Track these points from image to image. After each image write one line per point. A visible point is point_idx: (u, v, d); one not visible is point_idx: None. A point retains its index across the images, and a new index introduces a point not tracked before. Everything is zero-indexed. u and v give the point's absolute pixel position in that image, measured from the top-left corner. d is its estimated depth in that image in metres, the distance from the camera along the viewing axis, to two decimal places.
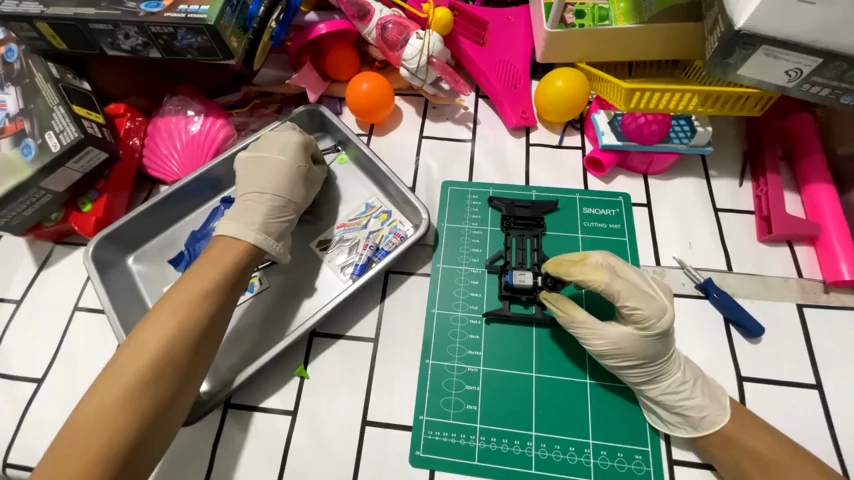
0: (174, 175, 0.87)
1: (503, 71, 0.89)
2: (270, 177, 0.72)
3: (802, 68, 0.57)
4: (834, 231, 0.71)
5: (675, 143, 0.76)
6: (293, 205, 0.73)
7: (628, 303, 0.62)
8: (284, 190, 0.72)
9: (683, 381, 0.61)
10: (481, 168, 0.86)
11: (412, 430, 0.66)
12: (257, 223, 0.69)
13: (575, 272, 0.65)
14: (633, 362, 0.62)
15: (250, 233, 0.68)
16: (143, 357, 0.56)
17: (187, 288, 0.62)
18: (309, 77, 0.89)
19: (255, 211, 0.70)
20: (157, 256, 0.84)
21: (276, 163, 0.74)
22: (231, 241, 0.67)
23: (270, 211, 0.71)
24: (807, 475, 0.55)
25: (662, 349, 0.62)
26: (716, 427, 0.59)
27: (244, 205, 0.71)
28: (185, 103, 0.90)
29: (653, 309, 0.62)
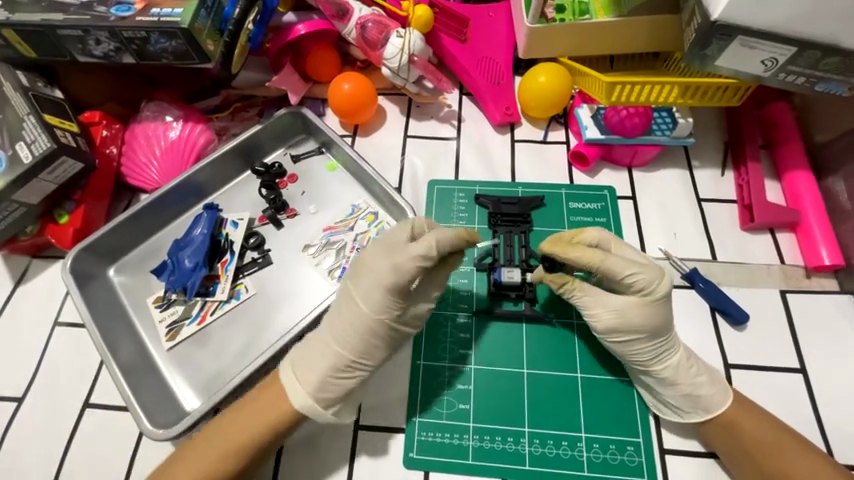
0: (153, 183, 0.86)
1: (485, 68, 0.89)
2: (352, 314, 0.61)
3: (778, 57, 0.58)
4: (814, 217, 0.72)
5: (657, 135, 0.77)
6: (371, 347, 0.61)
7: (628, 273, 0.61)
8: (347, 352, 0.61)
9: (688, 358, 0.62)
10: (467, 165, 0.86)
11: (404, 432, 0.65)
12: (347, 323, 0.61)
13: (571, 251, 0.63)
14: (639, 336, 0.61)
15: (335, 349, 0.60)
16: (231, 442, 0.59)
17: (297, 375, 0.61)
18: (290, 79, 0.88)
19: (345, 314, 0.62)
20: (139, 266, 0.82)
21: (384, 277, 0.59)
22: (310, 364, 0.61)
23: (355, 321, 0.61)
24: (803, 457, 0.56)
25: (665, 318, 0.62)
26: (722, 409, 0.60)
27: (310, 350, 0.62)
28: (162, 108, 0.88)
29: (651, 274, 0.61)
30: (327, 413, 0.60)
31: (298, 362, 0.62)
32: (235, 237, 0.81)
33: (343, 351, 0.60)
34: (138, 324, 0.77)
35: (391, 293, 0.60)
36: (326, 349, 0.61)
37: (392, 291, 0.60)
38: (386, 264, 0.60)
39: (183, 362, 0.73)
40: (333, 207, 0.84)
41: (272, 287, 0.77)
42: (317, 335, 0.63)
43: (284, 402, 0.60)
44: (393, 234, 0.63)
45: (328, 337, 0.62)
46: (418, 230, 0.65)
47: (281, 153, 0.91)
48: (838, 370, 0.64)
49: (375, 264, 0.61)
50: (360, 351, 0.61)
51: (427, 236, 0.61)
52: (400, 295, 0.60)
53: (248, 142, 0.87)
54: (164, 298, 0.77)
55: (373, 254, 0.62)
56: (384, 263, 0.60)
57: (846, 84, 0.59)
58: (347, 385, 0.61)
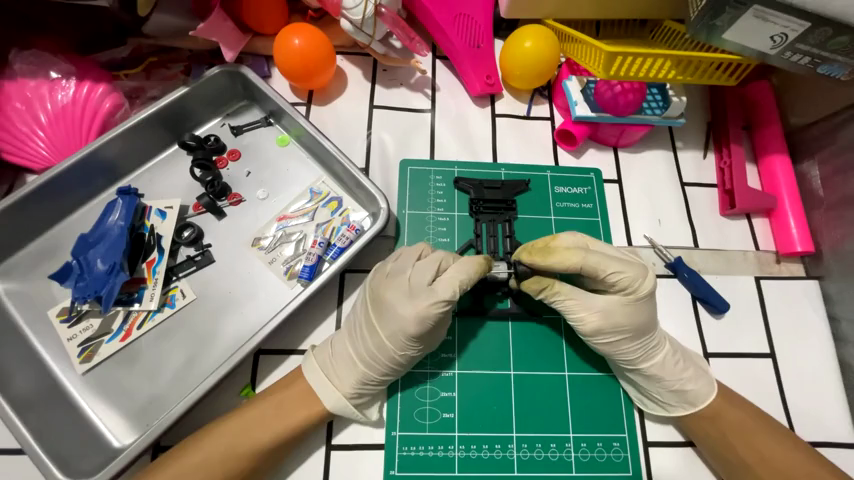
0: (42, 161, 0.66)
1: (463, 27, 0.76)
2: (372, 336, 0.58)
3: (789, 33, 0.53)
4: (789, 202, 0.72)
5: (648, 114, 0.71)
6: (392, 376, 0.59)
7: (610, 272, 0.59)
8: (370, 362, 0.58)
9: (674, 353, 0.61)
10: (444, 143, 0.75)
11: (384, 448, 0.59)
12: (362, 352, 0.58)
13: (551, 257, 0.59)
14: (625, 337, 0.59)
15: (356, 371, 0.58)
16: (242, 444, 0.53)
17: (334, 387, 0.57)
18: (221, 29, 0.69)
19: (362, 341, 0.58)
20: (31, 270, 0.64)
21: (407, 322, 0.56)
22: (335, 374, 0.58)
23: (372, 356, 0.57)
24: (779, 440, 0.57)
25: (650, 314, 0.60)
26: (707, 402, 0.60)
27: (337, 358, 0.59)
28: (45, 61, 0.67)
29: (634, 271, 0.59)
30: (362, 418, 0.58)
31: (327, 365, 0.59)
32: (163, 230, 0.65)
33: (365, 375, 0.58)
34: (38, 343, 0.61)
35: (412, 337, 0.56)
36: (348, 361, 0.58)
37: (412, 337, 0.56)
38: (409, 310, 0.56)
39: (104, 388, 0.59)
40: (288, 192, 0.70)
41: (216, 291, 0.64)
42: (338, 342, 0.60)
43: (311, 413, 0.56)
44: (421, 265, 0.59)
45: (352, 348, 0.59)
46: (444, 265, 0.60)
47: (218, 123, 0.74)
48: (802, 353, 0.67)
49: (397, 302, 0.57)
50: (382, 379, 0.59)
51: (461, 271, 0.59)
52: (420, 339, 0.57)
53: (173, 108, 0.69)
54: (72, 310, 0.62)
55: (394, 290, 0.58)
56: (407, 306, 0.57)
57: (847, 67, 0.56)
58: (371, 396, 0.59)
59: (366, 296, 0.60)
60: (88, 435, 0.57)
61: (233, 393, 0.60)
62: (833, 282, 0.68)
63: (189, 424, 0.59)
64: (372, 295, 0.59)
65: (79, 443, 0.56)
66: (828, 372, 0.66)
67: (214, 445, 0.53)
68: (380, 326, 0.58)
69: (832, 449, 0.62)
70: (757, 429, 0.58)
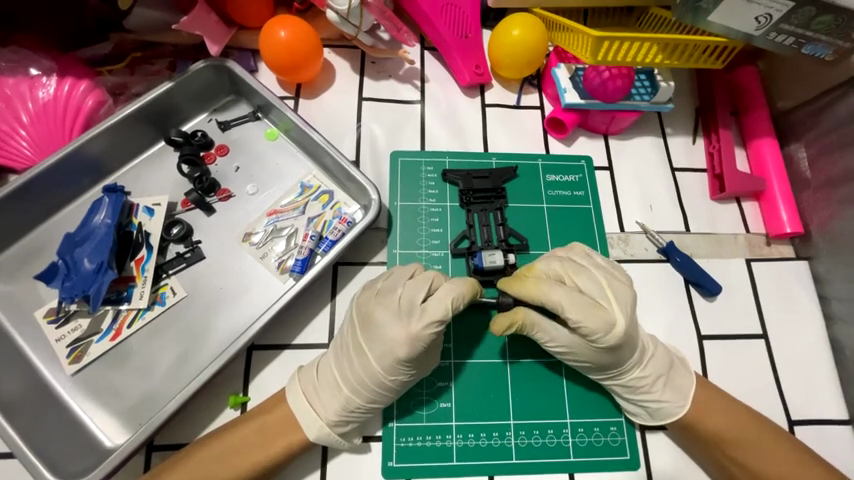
0: (24, 160, 0.65)
1: (451, 17, 0.76)
2: (360, 359, 0.56)
3: (773, 14, 0.54)
4: (778, 184, 0.72)
5: (637, 100, 0.71)
6: (381, 402, 0.57)
7: (569, 317, 0.56)
8: (356, 387, 0.56)
9: (643, 375, 0.59)
10: (434, 134, 0.75)
11: (381, 440, 0.59)
12: (348, 375, 0.56)
13: (514, 285, 0.59)
14: (587, 363, 0.59)
15: (340, 397, 0.56)
16: (231, 466, 0.53)
17: (326, 399, 0.56)
18: (205, 22, 0.69)
19: (349, 363, 0.57)
20: (20, 272, 0.63)
21: (398, 344, 0.54)
22: (318, 400, 0.56)
23: (359, 379, 0.56)
24: (756, 429, 0.58)
25: (618, 353, 0.57)
26: (673, 417, 0.59)
27: (321, 381, 0.57)
28: (24, 57, 0.65)
29: (595, 323, 0.55)
30: (345, 446, 0.57)
31: (311, 389, 0.57)
32: (151, 227, 0.64)
33: (352, 401, 0.56)
34: (25, 344, 0.60)
35: (402, 361, 0.55)
36: (332, 385, 0.57)
37: (402, 361, 0.55)
38: (400, 331, 0.55)
39: (95, 388, 0.58)
40: (278, 186, 0.70)
41: (207, 287, 0.63)
42: (324, 364, 0.58)
43: (308, 413, 0.56)
44: (414, 283, 0.58)
45: (337, 372, 0.57)
46: (437, 285, 0.58)
47: (205, 118, 0.73)
48: (794, 333, 0.67)
49: (386, 322, 0.55)
50: (370, 405, 0.57)
51: (454, 288, 0.57)
52: (412, 363, 0.56)
53: (158, 103, 0.68)
54: (59, 311, 0.61)
55: (384, 309, 0.56)
56: (398, 328, 0.55)
57: (831, 47, 0.57)
58: (354, 424, 0.57)
59: (354, 317, 0.58)
60: (81, 434, 0.56)
61: (227, 388, 0.60)
62: (822, 262, 0.69)
63: (182, 424, 0.58)
64: (361, 313, 0.58)
65: (71, 444, 0.55)
66: (820, 350, 0.67)
67: (199, 465, 0.52)
68: (368, 350, 0.56)
69: (825, 427, 0.63)
70: (743, 423, 0.58)
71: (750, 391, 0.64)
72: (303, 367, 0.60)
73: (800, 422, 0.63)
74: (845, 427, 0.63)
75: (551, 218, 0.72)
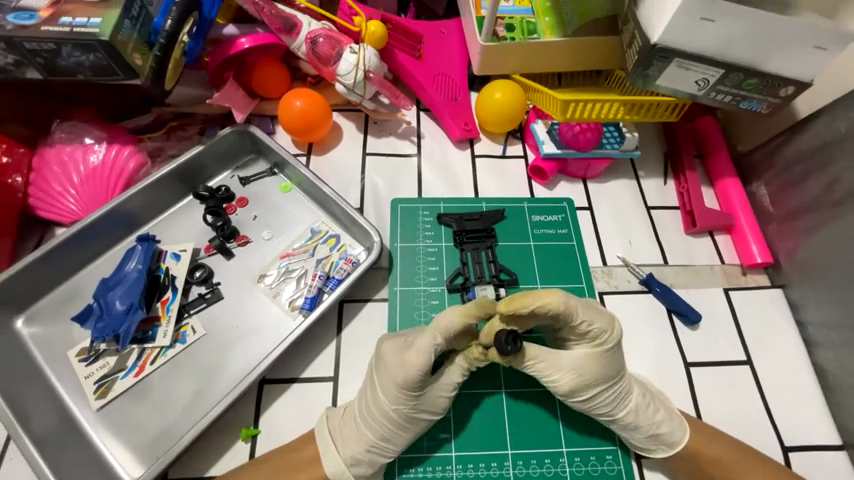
0: (72, 215, 0.74)
1: (442, 84, 0.89)
2: (372, 396, 0.60)
3: (709, 78, 0.64)
4: (744, 219, 0.79)
5: (608, 149, 0.81)
6: (392, 441, 0.59)
7: (582, 324, 0.59)
8: (371, 426, 0.59)
9: (643, 396, 0.62)
10: (430, 183, 0.84)
11: (384, 471, 0.61)
12: (364, 413, 0.60)
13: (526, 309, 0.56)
14: (601, 387, 0.60)
15: (358, 433, 0.59)
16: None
17: (343, 437, 0.60)
18: (234, 96, 0.81)
19: (364, 400, 0.61)
20: (57, 314, 0.70)
21: (396, 376, 0.58)
22: (341, 438, 0.60)
23: (371, 416, 0.59)
24: (748, 457, 0.61)
25: (620, 364, 0.61)
26: (682, 441, 0.62)
27: (343, 421, 0.61)
28: (81, 129, 0.77)
29: (603, 324, 0.59)
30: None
31: (335, 427, 0.61)
32: (177, 271, 0.72)
33: (368, 440, 0.59)
34: (55, 382, 0.65)
35: (403, 391, 0.58)
36: (350, 422, 0.61)
37: (405, 391, 0.58)
38: (398, 362, 0.58)
39: (117, 423, 0.62)
40: (290, 232, 0.78)
41: (224, 325, 0.69)
42: (350, 403, 0.63)
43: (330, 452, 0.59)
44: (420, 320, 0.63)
45: (356, 413, 0.61)
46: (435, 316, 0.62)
47: (228, 175, 0.83)
48: (776, 357, 0.71)
49: (390, 356, 0.60)
50: (382, 444, 0.59)
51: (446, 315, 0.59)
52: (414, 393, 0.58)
53: (189, 164, 0.79)
54: (90, 350, 0.66)
55: (389, 344, 0.61)
56: (397, 359, 0.59)
57: (764, 102, 0.66)
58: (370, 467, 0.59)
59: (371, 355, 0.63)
60: (102, 469, 0.60)
61: (239, 422, 0.63)
62: (795, 289, 0.74)
63: (196, 457, 0.61)
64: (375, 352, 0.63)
65: (93, 477, 0.58)
66: (803, 375, 0.70)
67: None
68: (379, 386, 0.60)
69: (816, 452, 0.65)
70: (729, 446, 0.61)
71: (739, 417, 0.67)
72: (330, 407, 0.64)
73: (793, 448, 0.65)
74: (835, 452, 0.65)
75: (538, 254, 0.78)
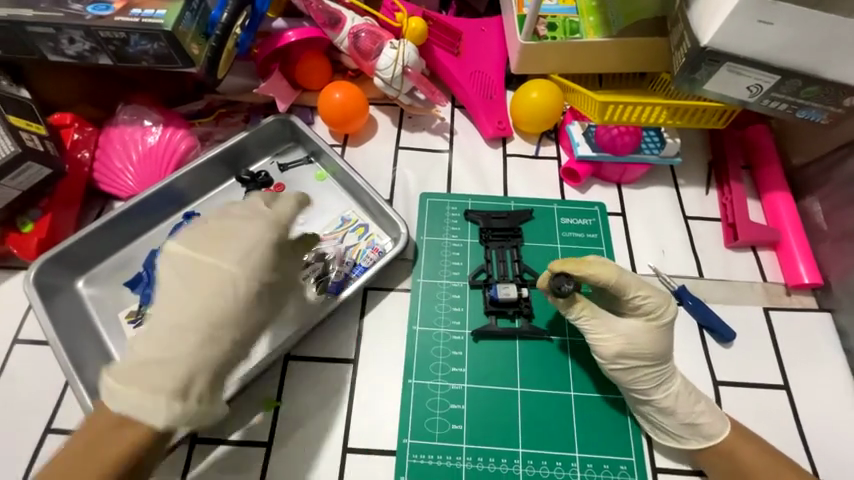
0: (129, 190, 0.81)
1: (478, 82, 0.89)
2: (211, 278, 0.54)
3: (762, 84, 0.60)
4: (793, 236, 0.74)
5: (646, 154, 0.79)
6: (230, 317, 0.54)
7: (639, 294, 0.62)
8: (188, 358, 0.51)
9: (686, 386, 0.62)
10: (460, 179, 0.85)
11: (395, 454, 0.63)
12: (169, 345, 0.51)
13: (588, 267, 0.61)
14: (648, 361, 0.61)
15: (167, 371, 0.50)
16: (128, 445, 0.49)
17: (158, 370, 0.50)
18: (279, 86, 0.85)
19: (200, 313, 0.53)
20: (110, 279, 0.76)
21: (252, 242, 0.56)
22: (146, 383, 0.49)
23: (200, 344, 0.52)
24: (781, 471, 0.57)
25: (670, 343, 0.62)
26: (719, 438, 0.60)
27: (143, 366, 0.50)
28: (141, 112, 0.84)
29: (659, 299, 0.62)
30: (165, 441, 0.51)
31: (131, 381, 0.50)
32: None
33: (181, 373, 0.50)
34: (107, 340, 0.72)
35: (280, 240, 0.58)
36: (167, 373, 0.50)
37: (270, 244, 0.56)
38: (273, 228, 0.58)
39: None
40: (322, 218, 0.81)
41: None
42: (136, 345, 0.52)
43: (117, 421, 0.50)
44: (244, 201, 0.61)
45: (150, 355, 0.51)
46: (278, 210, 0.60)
47: (269, 161, 0.87)
48: (817, 385, 0.66)
49: (259, 237, 0.56)
50: (214, 363, 0.53)
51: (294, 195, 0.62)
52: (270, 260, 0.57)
53: (234, 148, 0.84)
54: (138, 313, 0.73)
55: (247, 227, 0.57)
56: (264, 232, 0.57)
57: (824, 112, 0.62)
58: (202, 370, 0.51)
59: (180, 266, 0.55)
60: None
61: (262, 393, 0.67)
62: (845, 314, 0.69)
63: (222, 422, 0.65)
64: (202, 242, 0.56)
65: None
66: (847, 406, 0.65)
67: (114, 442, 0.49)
68: (205, 286, 0.54)
69: None
70: (762, 458, 0.58)
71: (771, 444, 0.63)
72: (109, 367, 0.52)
73: None
74: None
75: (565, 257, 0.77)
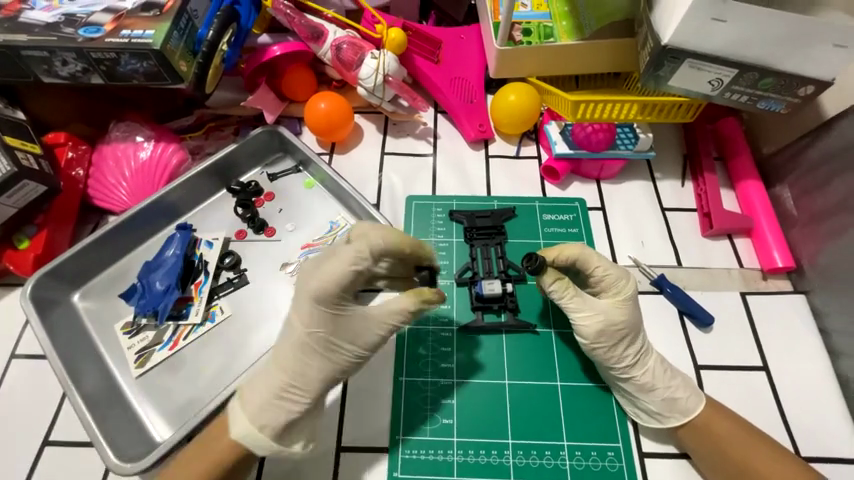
0: (122, 205, 0.83)
1: (459, 87, 0.92)
2: (289, 336, 0.60)
3: (723, 78, 0.64)
4: (766, 222, 0.77)
5: (621, 149, 0.81)
6: (296, 363, 0.59)
7: (599, 270, 0.67)
8: (301, 390, 0.58)
9: (661, 362, 0.64)
10: (444, 181, 0.88)
11: (388, 451, 0.64)
12: (294, 381, 0.58)
13: (557, 252, 0.67)
14: (622, 337, 0.64)
15: (271, 387, 0.58)
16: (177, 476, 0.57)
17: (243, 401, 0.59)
18: (265, 99, 0.88)
19: (307, 362, 0.59)
20: (105, 291, 0.78)
21: (307, 289, 0.58)
22: (254, 404, 0.58)
23: (295, 385, 0.58)
24: (760, 451, 0.59)
25: (637, 315, 0.65)
26: (697, 409, 0.62)
27: (273, 401, 0.58)
28: (133, 129, 0.86)
29: (618, 271, 0.66)
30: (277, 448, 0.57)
31: (243, 394, 0.59)
32: (210, 257, 0.79)
33: (286, 396, 0.58)
34: (104, 350, 0.73)
35: (314, 303, 0.58)
36: (266, 394, 0.58)
37: (336, 297, 0.58)
38: (299, 290, 0.59)
39: (153, 390, 0.70)
40: (312, 224, 0.83)
41: (249, 307, 0.75)
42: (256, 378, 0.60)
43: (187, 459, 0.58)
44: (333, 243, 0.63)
45: (255, 390, 0.59)
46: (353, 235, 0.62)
47: (258, 171, 0.90)
48: (795, 365, 0.68)
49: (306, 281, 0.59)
50: (297, 391, 0.58)
51: (355, 244, 0.59)
52: (338, 306, 0.59)
53: (223, 160, 0.86)
54: (133, 324, 0.74)
55: (309, 282, 0.59)
56: (327, 275, 0.58)
57: (782, 102, 0.66)
58: (281, 417, 0.57)
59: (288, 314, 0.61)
60: (139, 430, 0.67)
61: None
62: (819, 295, 0.71)
63: None
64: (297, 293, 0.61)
65: (132, 436, 0.66)
66: (825, 384, 0.67)
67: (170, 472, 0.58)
68: (290, 339, 0.60)
69: (836, 464, 0.62)
70: (742, 439, 0.60)
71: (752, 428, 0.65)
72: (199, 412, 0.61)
73: (810, 458, 0.63)
74: None
75: None
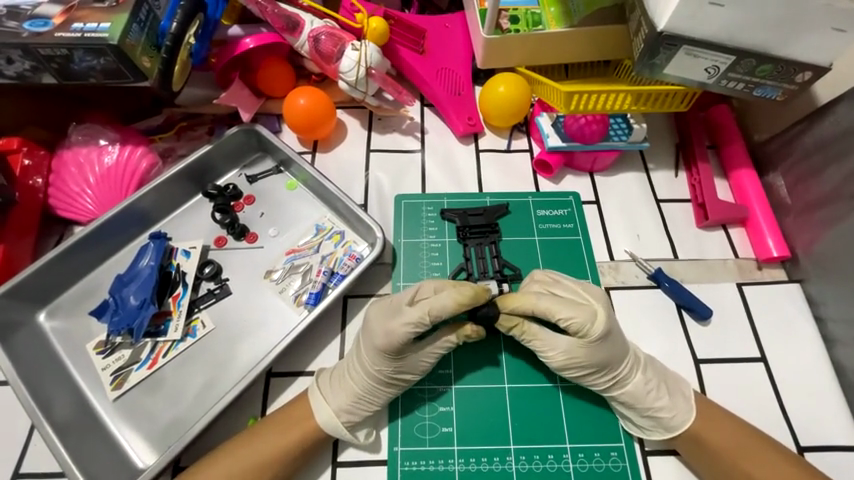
0: (89, 214, 0.77)
1: (445, 79, 0.88)
2: (353, 363, 0.64)
3: (719, 65, 0.62)
4: (760, 212, 0.76)
5: (615, 141, 0.79)
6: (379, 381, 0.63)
7: (560, 317, 0.63)
8: (372, 406, 0.63)
9: (645, 381, 0.62)
10: (434, 179, 0.84)
11: (388, 463, 0.62)
12: (365, 395, 0.62)
13: (508, 302, 0.65)
14: (591, 370, 0.62)
15: (348, 389, 0.62)
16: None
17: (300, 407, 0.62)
18: (240, 96, 0.82)
19: (372, 386, 0.62)
20: (75, 309, 0.73)
21: (378, 337, 0.61)
22: (330, 395, 0.63)
23: (362, 402, 0.62)
24: (759, 447, 0.59)
25: (611, 350, 0.62)
26: (686, 425, 0.61)
27: (346, 399, 0.62)
28: (95, 131, 0.80)
29: (582, 317, 0.62)
30: (352, 439, 0.61)
31: (324, 387, 0.63)
32: (188, 267, 0.74)
33: (357, 405, 0.62)
34: (75, 373, 0.68)
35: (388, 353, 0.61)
36: (346, 393, 0.62)
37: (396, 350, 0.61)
38: (385, 333, 0.61)
39: (133, 413, 0.65)
40: (297, 228, 0.79)
41: (232, 319, 0.71)
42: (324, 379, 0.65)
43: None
44: (398, 294, 0.66)
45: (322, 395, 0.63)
46: (420, 295, 0.65)
47: (236, 173, 0.85)
48: (792, 355, 0.68)
49: (379, 329, 0.62)
50: (368, 400, 0.62)
51: (419, 307, 0.62)
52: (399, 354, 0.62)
53: (198, 163, 0.80)
54: (107, 343, 0.69)
55: (380, 324, 0.62)
56: (389, 329, 0.61)
57: (779, 88, 0.64)
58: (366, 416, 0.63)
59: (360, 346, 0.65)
60: (119, 456, 0.63)
61: (245, 414, 0.65)
62: (814, 284, 0.71)
63: (205, 447, 0.63)
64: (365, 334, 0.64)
65: (112, 464, 0.62)
66: (821, 373, 0.67)
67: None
68: (357, 368, 0.63)
69: (834, 452, 0.63)
70: (742, 434, 0.60)
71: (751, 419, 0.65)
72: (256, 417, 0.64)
73: (809, 447, 0.63)
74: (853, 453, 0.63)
75: (543, 249, 0.78)
